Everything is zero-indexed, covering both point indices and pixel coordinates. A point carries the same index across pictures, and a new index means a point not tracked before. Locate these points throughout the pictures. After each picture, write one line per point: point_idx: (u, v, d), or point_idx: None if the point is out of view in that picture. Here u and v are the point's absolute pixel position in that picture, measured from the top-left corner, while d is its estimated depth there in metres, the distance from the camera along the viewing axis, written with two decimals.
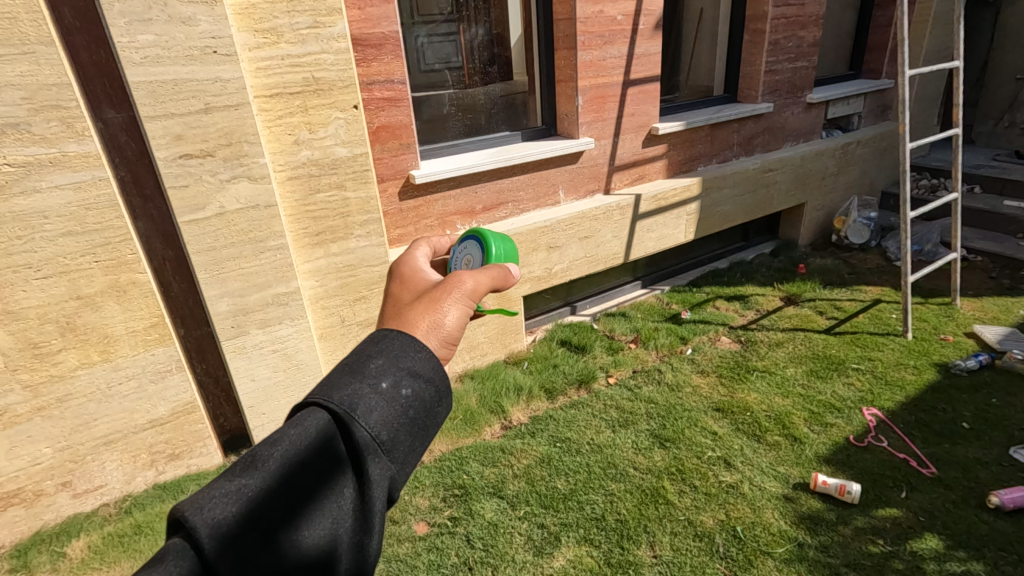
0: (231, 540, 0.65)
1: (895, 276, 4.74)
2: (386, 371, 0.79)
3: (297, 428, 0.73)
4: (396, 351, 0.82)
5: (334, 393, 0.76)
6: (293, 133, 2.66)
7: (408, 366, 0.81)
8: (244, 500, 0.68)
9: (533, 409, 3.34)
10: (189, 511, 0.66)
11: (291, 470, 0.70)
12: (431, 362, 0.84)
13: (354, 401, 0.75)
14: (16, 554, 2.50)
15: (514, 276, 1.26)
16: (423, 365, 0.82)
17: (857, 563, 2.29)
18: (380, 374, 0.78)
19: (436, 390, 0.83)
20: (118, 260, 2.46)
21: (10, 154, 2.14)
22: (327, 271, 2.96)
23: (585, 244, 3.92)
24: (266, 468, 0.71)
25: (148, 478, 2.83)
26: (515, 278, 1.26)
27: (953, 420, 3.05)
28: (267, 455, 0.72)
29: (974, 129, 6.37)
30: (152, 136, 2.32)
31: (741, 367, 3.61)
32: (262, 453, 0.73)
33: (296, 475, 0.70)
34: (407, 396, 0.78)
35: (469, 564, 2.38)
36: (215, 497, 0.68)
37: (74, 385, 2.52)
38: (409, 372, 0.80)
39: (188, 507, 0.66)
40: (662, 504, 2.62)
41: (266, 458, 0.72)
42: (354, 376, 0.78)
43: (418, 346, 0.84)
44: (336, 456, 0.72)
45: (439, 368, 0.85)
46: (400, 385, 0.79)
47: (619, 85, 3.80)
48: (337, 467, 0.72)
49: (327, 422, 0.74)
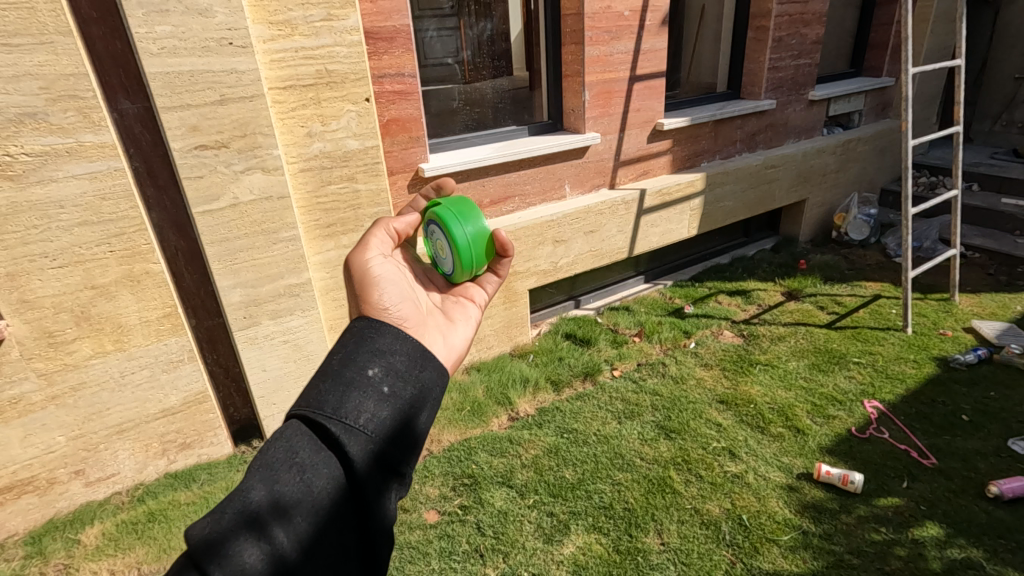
0: (233, 545, 0.71)
1: (895, 272, 4.81)
2: (353, 361, 0.89)
3: (276, 437, 0.83)
4: (361, 340, 0.94)
5: (309, 396, 0.86)
6: (306, 125, 2.68)
7: (373, 350, 0.92)
8: (239, 508, 0.75)
9: (539, 401, 3.38)
10: (192, 532, 0.72)
11: (283, 473, 0.79)
12: (395, 339, 0.96)
13: (328, 395, 0.85)
14: (30, 542, 2.53)
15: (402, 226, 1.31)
16: (388, 345, 0.94)
17: (861, 550, 2.35)
18: (347, 365, 0.89)
19: (408, 362, 0.94)
20: (132, 249, 2.48)
21: (28, 144, 2.16)
22: (337, 263, 2.99)
23: (590, 239, 3.95)
24: (261, 480, 0.78)
25: (160, 467, 2.85)
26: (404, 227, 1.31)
27: (953, 412, 3.11)
28: (255, 466, 0.80)
29: (973, 128, 6.44)
30: (167, 127, 2.34)
31: (744, 360, 3.66)
32: (249, 466, 0.81)
33: (290, 477, 0.79)
34: (378, 376, 0.89)
35: (480, 551, 2.43)
36: (212, 516, 0.74)
37: (88, 374, 2.54)
38: (374, 354, 0.91)
39: (201, 531, 0.72)
40: (670, 493, 2.66)
41: (252, 468, 0.80)
42: (325, 375, 0.88)
43: (378, 328, 0.97)
44: (321, 452, 0.82)
45: (405, 343, 0.96)
46: (369, 368, 0.89)
47: (625, 81, 3.83)
48: (325, 460, 0.82)
49: (306, 424, 0.84)
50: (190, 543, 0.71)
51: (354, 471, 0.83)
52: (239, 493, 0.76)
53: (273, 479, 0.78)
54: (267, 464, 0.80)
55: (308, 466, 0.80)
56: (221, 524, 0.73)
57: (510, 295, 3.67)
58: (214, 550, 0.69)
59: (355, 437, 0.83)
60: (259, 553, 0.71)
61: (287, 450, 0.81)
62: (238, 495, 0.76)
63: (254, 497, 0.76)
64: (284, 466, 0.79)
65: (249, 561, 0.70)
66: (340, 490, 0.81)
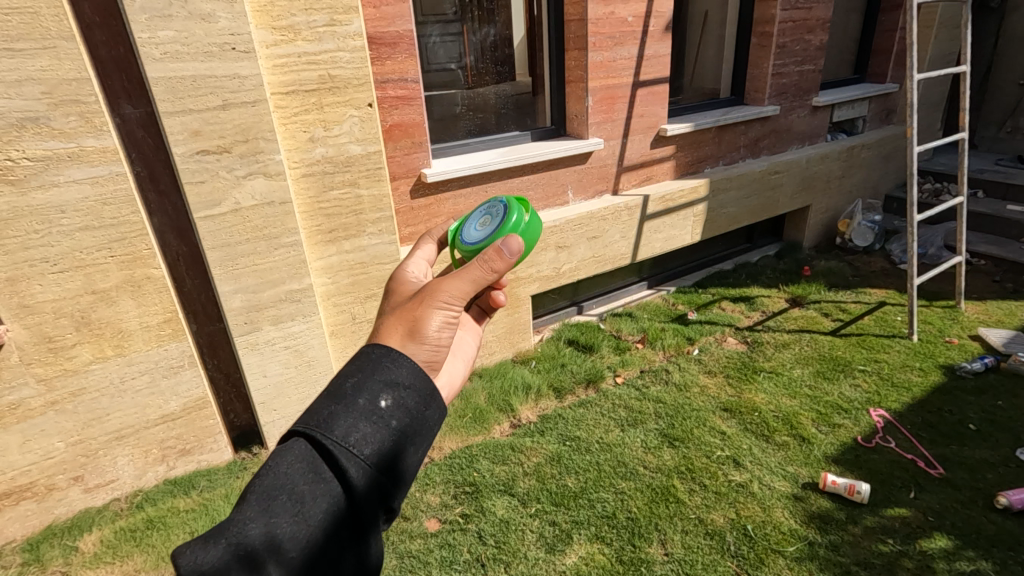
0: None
1: (900, 279, 4.78)
2: (363, 388, 0.84)
3: (278, 461, 0.81)
4: (374, 364, 0.88)
5: (314, 420, 0.83)
6: (308, 130, 2.67)
7: (385, 378, 0.87)
8: (233, 540, 0.73)
9: (541, 408, 3.36)
10: (183, 560, 0.71)
11: (278, 504, 0.77)
12: (411, 370, 0.89)
13: (334, 423, 0.81)
14: (28, 548, 2.51)
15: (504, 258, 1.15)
16: (403, 374, 0.88)
17: (867, 562, 2.32)
18: (356, 392, 0.84)
19: (420, 395, 0.89)
20: (134, 255, 2.47)
21: (29, 148, 2.15)
22: (339, 267, 2.97)
23: (592, 244, 3.93)
24: (257, 510, 0.77)
25: (159, 473, 2.84)
26: (505, 260, 1.15)
27: (960, 421, 3.08)
28: (253, 492, 0.79)
29: (977, 134, 6.42)
30: (169, 131, 2.33)
31: (748, 367, 3.64)
32: (247, 492, 0.79)
33: (285, 511, 0.76)
34: (388, 407, 0.84)
35: (481, 561, 2.40)
36: (205, 544, 0.74)
37: (88, 380, 2.53)
38: (384, 384, 0.86)
39: (190, 560, 0.71)
40: (673, 503, 2.63)
41: (251, 495, 0.78)
42: (332, 399, 0.84)
43: (395, 356, 0.90)
44: (322, 486, 0.79)
45: (421, 374, 0.90)
46: (380, 398, 0.84)
47: (629, 86, 3.82)
48: (325, 494, 0.79)
49: (308, 450, 0.81)
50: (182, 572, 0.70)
51: (353, 508, 0.80)
52: (234, 524, 0.75)
53: (270, 509, 0.77)
54: (264, 492, 0.78)
55: (306, 499, 0.78)
56: (213, 558, 0.72)
57: (512, 301, 3.66)
58: None
59: (358, 476, 0.80)
60: None
61: (287, 478, 0.79)
62: (233, 525, 0.75)
63: (250, 531, 0.75)
64: (281, 498, 0.77)
65: None
66: (339, 530, 0.79)
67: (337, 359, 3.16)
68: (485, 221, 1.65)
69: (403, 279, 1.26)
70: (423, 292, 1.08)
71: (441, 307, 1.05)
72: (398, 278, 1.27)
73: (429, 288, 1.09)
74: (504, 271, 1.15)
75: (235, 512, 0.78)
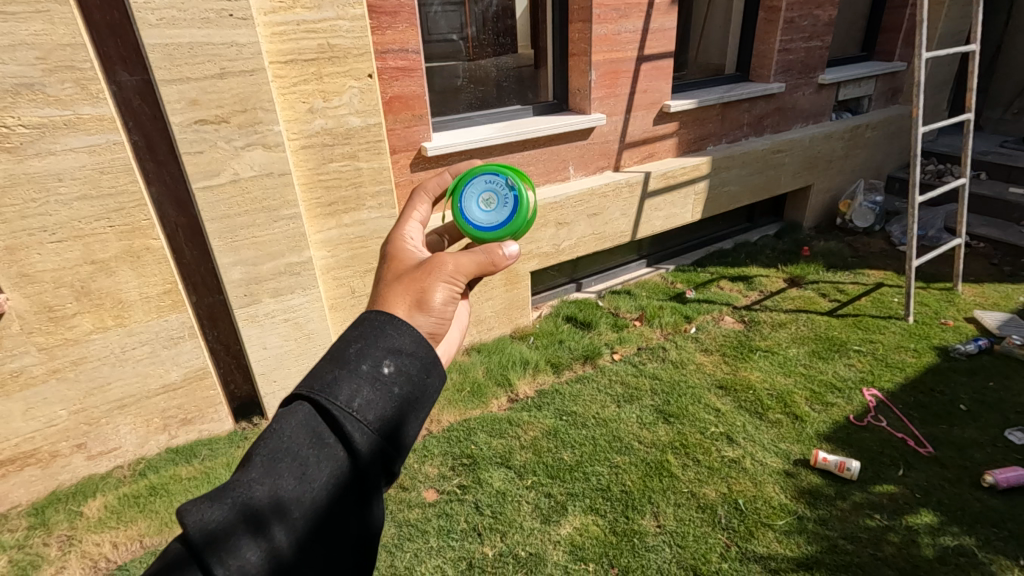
0: (228, 538, 0.71)
1: (898, 260, 4.79)
2: (366, 354, 0.85)
3: (281, 424, 0.82)
4: (377, 331, 0.89)
5: (317, 384, 0.84)
6: (308, 101, 2.64)
7: (387, 345, 0.88)
8: (239, 499, 0.75)
9: (539, 383, 3.39)
10: (189, 517, 0.73)
11: (282, 466, 0.79)
12: (414, 338, 0.90)
13: (337, 388, 0.83)
14: (33, 513, 2.56)
15: (504, 256, 1.23)
16: (405, 342, 0.89)
17: (854, 536, 2.38)
18: (358, 358, 0.85)
19: (422, 363, 0.90)
20: (132, 225, 2.46)
21: (24, 115, 2.12)
22: (338, 241, 2.97)
23: (593, 221, 3.92)
24: (262, 472, 0.78)
25: (161, 442, 2.87)
26: (504, 258, 1.23)
27: (951, 401, 3.12)
28: (258, 454, 0.80)
29: (983, 116, 6.35)
30: (166, 100, 2.30)
31: (744, 346, 3.66)
32: (252, 454, 0.81)
33: (290, 473, 0.78)
34: (391, 373, 0.85)
35: (478, 530, 2.45)
36: (211, 502, 0.76)
37: (89, 349, 2.54)
38: (387, 350, 0.87)
39: (195, 519, 0.73)
40: (666, 477, 2.68)
41: (256, 457, 0.80)
42: (335, 364, 0.85)
43: (397, 324, 0.91)
44: (325, 449, 0.81)
45: (422, 342, 0.91)
46: (381, 365, 0.85)
47: (633, 60, 3.76)
48: (328, 458, 0.80)
49: (311, 414, 0.83)
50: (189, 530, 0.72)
51: (355, 472, 0.82)
52: (239, 484, 0.77)
53: (275, 471, 0.78)
54: (269, 454, 0.80)
55: (308, 461, 0.79)
56: (219, 516, 0.74)
57: (512, 277, 3.66)
58: (207, 543, 0.71)
59: (360, 440, 0.82)
60: (253, 549, 0.72)
61: (290, 442, 0.80)
62: (238, 485, 0.77)
63: (253, 493, 0.76)
64: (286, 460, 0.79)
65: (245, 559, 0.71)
66: (342, 493, 0.80)
67: (337, 332, 3.17)
68: (487, 201, 1.66)
69: (401, 244, 1.18)
70: (426, 264, 1.08)
71: (446, 281, 1.06)
72: (395, 242, 1.19)
73: (433, 261, 1.08)
74: (501, 266, 1.23)
75: (240, 473, 0.79)
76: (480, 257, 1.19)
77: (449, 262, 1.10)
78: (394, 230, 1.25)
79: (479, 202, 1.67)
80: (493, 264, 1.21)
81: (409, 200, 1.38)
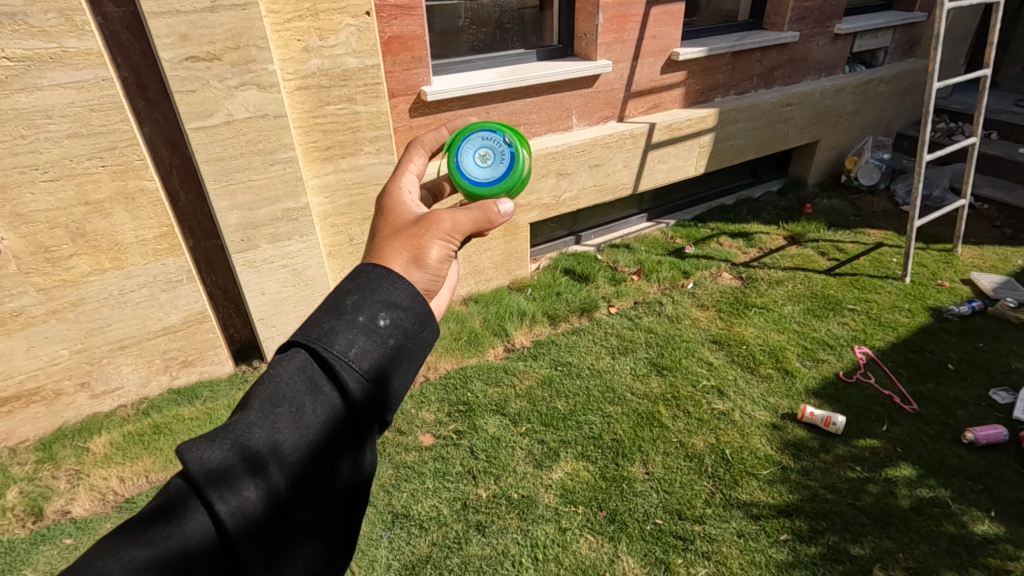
0: (227, 476, 0.73)
1: (900, 220, 4.75)
2: (362, 305, 0.86)
3: (278, 370, 0.83)
4: (374, 285, 0.89)
5: (314, 333, 0.84)
6: (303, 39, 2.53)
7: (383, 298, 0.88)
8: (237, 440, 0.77)
9: (535, 333, 3.43)
10: (188, 456, 0.75)
11: (279, 410, 0.80)
12: (410, 293, 0.90)
13: (334, 337, 0.83)
14: (41, 447, 2.63)
15: (496, 215, 1.24)
16: (402, 296, 0.89)
17: (835, 486, 2.47)
18: (355, 309, 0.85)
19: (418, 317, 0.90)
20: (125, 165, 2.41)
21: (8, 47, 2.04)
22: (336, 187, 2.92)
23: (594, 173, 3.85)
24: (259, 416, 0.79)
25: (163, 382, 2.93)
26: (496, 217, 1.24)
27: (940, 361, 3.18)
28: (255, 398, 0.81)
29: (1001, 72, 6.15)
30: (155, 34, 2.21)
31: (740, 302, 3.69)
32: (249, 398, 0.82)
33: (286, 417, 0.79)
34: (387, 325, 0.86)
35: (472, 473, 2.54)
36: (209, 442, 0.77)
37: (88, 290, 2.55)
38: (383, 303, 0.87)
39: (194, 457, 0.74)
40: (656, 427, 2.76)
41: (254, 401, 0.81)
42: (332, 314, 0.85)
43: (394, 278, 0.91)
44: (321, 395, 0.82)
45: (418, 296, 0.91)
46: (378, 316, 0.86)
47: (642, 3, 3.60)
48: (324, 404, 0.81)
49: (308, 362, 0.84)
50: (188, 467, 0.74)
51: (350, 418, 0.83)
52: (237, 426, 0.78)
53: (272, 415, 0.79)
54: (267, 398, 0.81)
55: (305, 406, 0.80)
56: (217, 456, 0.75)
57: (511, 227, 3.63)
58: (205, 480, 0.72)
59: (355, 388, 0.83)
60: (250, 488, 0.73)
61: (286, 387, 0.81)
62: (236, 427, 0.78)
63: (251, 435, 0.78)
64: (282, 405, 0.80)
65: (242, 496, 0.72)
66: (336, 437, 0.81)
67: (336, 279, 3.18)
68: (485, 155, 1.64)
69: (398, 197, 1.16)
70: (422, 220, 1.06)
71: (442, 239, 1.05)
72: (391, 195, 1.17)
73: (430, 217, 1.07)
74: (492, 225, 1.23)
75: (238, 416, 0.81)
76: (475, 215, 1.18)
77: (446, 218, 1.09)
78: (390, 182, 1.23)
79: (476, 156, 1.63)
80: (485, 223, 1.21)
81: (406, 150, 1.35)
